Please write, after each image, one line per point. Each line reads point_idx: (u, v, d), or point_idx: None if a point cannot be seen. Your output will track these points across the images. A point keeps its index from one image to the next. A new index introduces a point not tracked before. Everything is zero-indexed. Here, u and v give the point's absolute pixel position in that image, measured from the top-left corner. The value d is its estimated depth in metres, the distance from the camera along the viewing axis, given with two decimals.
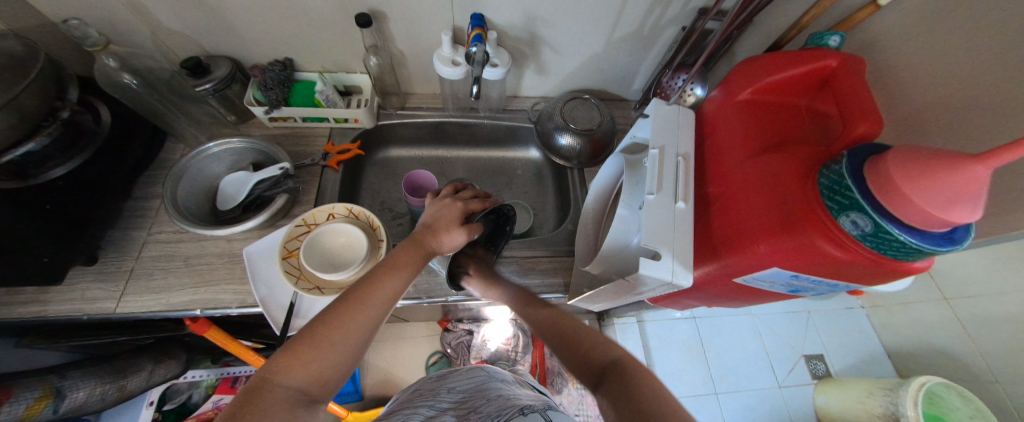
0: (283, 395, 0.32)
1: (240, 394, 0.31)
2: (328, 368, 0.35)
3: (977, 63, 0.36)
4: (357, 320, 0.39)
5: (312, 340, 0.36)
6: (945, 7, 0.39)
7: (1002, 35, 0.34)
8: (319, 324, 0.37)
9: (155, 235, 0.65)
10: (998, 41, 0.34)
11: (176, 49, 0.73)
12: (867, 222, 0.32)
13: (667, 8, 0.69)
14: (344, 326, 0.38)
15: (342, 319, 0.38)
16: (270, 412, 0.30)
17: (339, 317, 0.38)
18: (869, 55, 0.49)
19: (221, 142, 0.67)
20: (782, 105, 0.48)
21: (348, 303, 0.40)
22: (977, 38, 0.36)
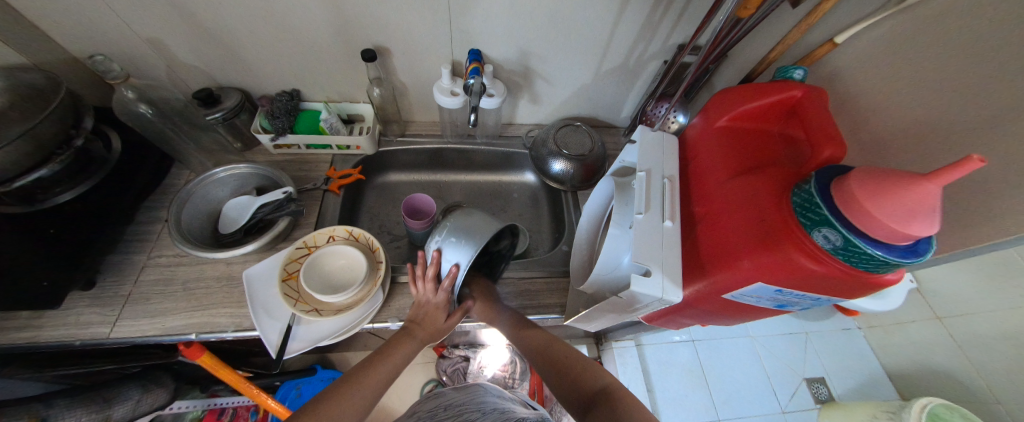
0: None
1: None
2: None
3: (925, 93, 0.40)
4: (352, 400, 0.47)
5: (320, 412, 0.44)
6: (893, 45, 0.44)
7: (943, 68, 0.38)
8: (325, 401, 0.46)
9: (155, 259, 0.66)
10: (940, 73, 0.39)
11: (190, 82, 0.77)
12: (837, 236, 0.35)
13: (649, 44, 0.76)
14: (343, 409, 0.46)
15: (341, 401, 0.46)
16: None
17: (338, 399, 0.47)
18: (831, 86, 0.54)
19: (228, 167, 0.70)
20: (756, 131, 0.52)
21: (343, 387, 0.49)
22: (921, 71, 0.41)
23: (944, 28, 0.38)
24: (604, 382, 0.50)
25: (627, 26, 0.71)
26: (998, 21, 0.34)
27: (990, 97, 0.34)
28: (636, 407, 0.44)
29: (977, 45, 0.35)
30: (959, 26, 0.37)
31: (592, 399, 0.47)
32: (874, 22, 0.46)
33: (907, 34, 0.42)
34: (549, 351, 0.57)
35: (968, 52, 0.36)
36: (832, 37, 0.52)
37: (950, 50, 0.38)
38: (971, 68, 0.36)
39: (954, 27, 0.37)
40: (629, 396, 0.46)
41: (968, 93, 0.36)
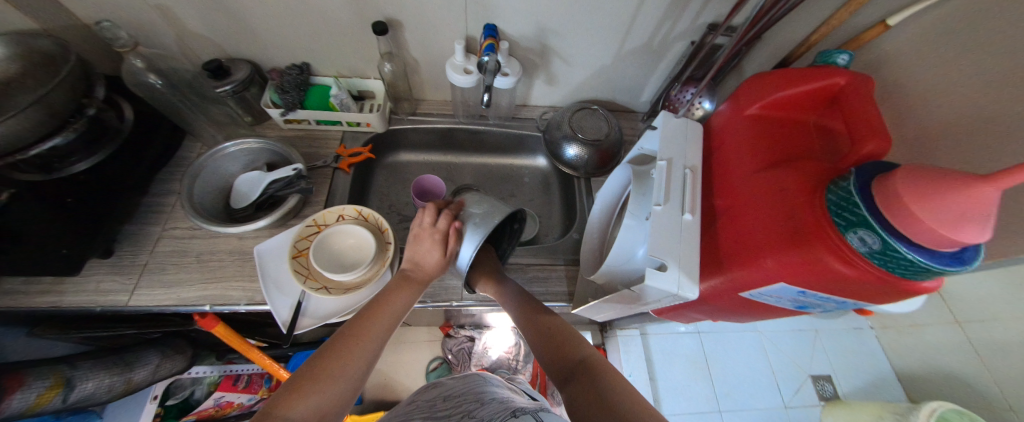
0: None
1: None
2: (324, 400, 0.37)
3: (986, 86, 0.36)
4: (353, 356, 0.41)
5: (310, 375, 0.37)
6: (955, 29, 0.40)
7: (1011, 58, 0.34)
8: (318, 360, 0.39)
9: (169, 230, 0.67)
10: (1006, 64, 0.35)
11: (199, 52, 0.75)
12: (875, 239, 0.33)
13: (677, 23, 0.71)
14: (338, 369, 0.39)
15: (339, 358, 0.40)
16: None
17: (334, 353, 0.40)
18: (878, 74, 0.49)
19: (238, 142, 0.69)
20: (789, 121, 0.48)
21: (341, 340, 0.42)
22: (985, 60, 0.36)
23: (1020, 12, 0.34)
24: (586, 352, 0.45)
25: (654, 2, 0.66)
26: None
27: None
28: (620, 383, 0.39)
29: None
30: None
31: (571, 372, 0.43)
32: (935, 2, 0.41)
33: (974, 16, 0.38)
34: (545, 326, 0.51)
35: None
36: (883, 19, 0.47)
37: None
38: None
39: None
40: (611, 369, 0.42)
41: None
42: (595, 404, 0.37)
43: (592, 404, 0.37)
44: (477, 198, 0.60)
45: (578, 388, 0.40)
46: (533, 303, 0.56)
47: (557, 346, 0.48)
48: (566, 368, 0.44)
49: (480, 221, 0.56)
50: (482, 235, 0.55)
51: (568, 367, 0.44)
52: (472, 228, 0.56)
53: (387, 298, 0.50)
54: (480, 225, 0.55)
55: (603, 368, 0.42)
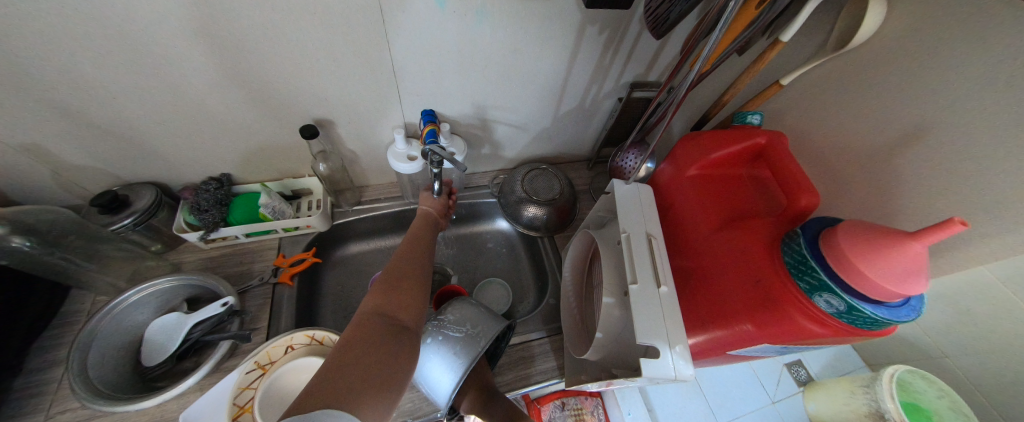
0: (375, 324, 0.44)
1: (349, 329, 0.43)
2: (394, 304, 0.47)
3: (882, 134, 0.43)
4: (415, 273, 0.54)
5: (387, 287, 0.50)
6: (841, 86, 0.47)
7: (895, 113, 0.41)
8: (389, 276, 0.52)
9: (55, 418, 0.52)
10: (894, 117, 0.41)
11: (86, 184, 0.64)
12: (840, 301, 0.35)
13: (603, 85, 0.76)
14: (398, 289, 0.50)
15: (405, 274, 0.53)
16: (370, 334, 0.42)
17: (401, 271, 0.53)
18: (784, 123, 0.56)
19: (141, 288, 0.58)
20: (724, 176, 0.52)
21: (404, 263, 0.55)
22: (874, 113, 0.43)
23: (893, 75, 0.41)
24: None
25: (580, 71, 0.71)
26: (953, 71, 0.36)
27: (955, 140, 0.36)
28: None
29: (928, 92, 0.38)
30: (908, 73, 0.40)
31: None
32: (817, 64, 0.48)
33: (854, 77, 0.45)
34: None
35: (921, 97, 0.39)
36: (776, 78, 0.55)
37: (900, 97, 0.40)
38: (930, 115, 0.38)
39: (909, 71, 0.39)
40: None
41: (931, 137, 0.38)
42: None
43: None
44: (461, 314, 0.56)
45: None
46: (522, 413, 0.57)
47: None
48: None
49: (462, 348, 0.51)
50: (464, 366, 0.49)
51: None
52: (453, 356, 0.51)
53: (410, 242, 0.61)
54: (462, 354, 0.50)
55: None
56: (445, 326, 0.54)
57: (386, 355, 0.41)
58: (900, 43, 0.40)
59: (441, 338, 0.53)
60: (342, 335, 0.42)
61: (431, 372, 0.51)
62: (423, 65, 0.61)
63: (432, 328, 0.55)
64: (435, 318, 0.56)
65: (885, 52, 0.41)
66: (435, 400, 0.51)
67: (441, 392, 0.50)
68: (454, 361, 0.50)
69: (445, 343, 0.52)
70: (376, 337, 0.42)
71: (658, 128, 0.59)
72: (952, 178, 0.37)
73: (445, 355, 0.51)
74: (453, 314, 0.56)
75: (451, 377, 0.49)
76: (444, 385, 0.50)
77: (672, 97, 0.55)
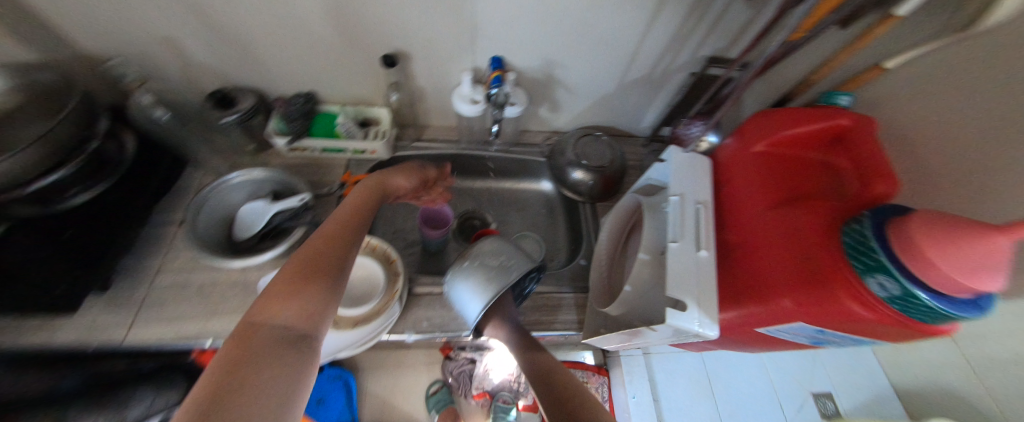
0: (267, 332, 0.33)
1: (228, 340, 0.31)
2: (294, 308, 0.36)
3: (983, 136, 0.39)
4: (325, 260, 0.42)
5: (291, 280, 0.38)
6: (949, 77, 0.42)
7: (997, 116, 0.37)
8: (302, 264, 0.41)
9: (169, 263, 0.66)
10: (995, 120, 0.37)
11: (204, 81, 0.75)
12: (895, 285, 0.33)
13: (677, 55, 0.73)
14: (305, 285, 0.38)
15: (313, 264, 0.41)
16: (262, 345, 0.32)
17: (314, 258, 0.42)
18: (876, 113, 0.51)
19: (244, 172, 0.69)
20: (796, 158, 0.50)
21: (315, 248, 0.43)
22: (977, 113, 0.39)
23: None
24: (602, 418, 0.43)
25: (656, 36, 0.69)
26: None
27: None
28: None
29: None
30: None
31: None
32: (926, 51, 0.44)
33: (963, 69, 0.40)
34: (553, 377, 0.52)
35: None
36: (879, 61, 0.49)
37: (1005, 101, 0.36)
38: None
39: None
40: None
41: None
42: None
43: None
44: (498, 246, 0.58)
45: None
46: (535, 346, 0.59)
47: (571, 407, 0.45)
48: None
49: (495, 275, 0.55)
50: (495, 292, 0.54)
51: None
52: (487, 281, 0.55)
53: (329, 228, 0.47)
54: (495, 281, 0.55)
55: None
56: (482, 254, 0.57)
57: (283, 366, 0.31)
58: None
59: (476, 265, 0.56)
60: (220, 348, 0.30)
61: (463, 289, 0.57)
62: (500, 10, 0.63)
63: (469, 254, 0.58)
64: (474, 247, 0.59)
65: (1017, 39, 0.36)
66: (466, 315, 0.58)
67: (473, 309, 0.56)
68: (486, 289, 0.54)
69: (481, 268, 0.56)
70: (270, 346, 0.32)
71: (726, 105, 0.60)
72: None
73: (479, 279, 0.55)
74: (491, 245, 0.58)
75: (482, 300, 0.55)
76: (476, 303, 0.55)
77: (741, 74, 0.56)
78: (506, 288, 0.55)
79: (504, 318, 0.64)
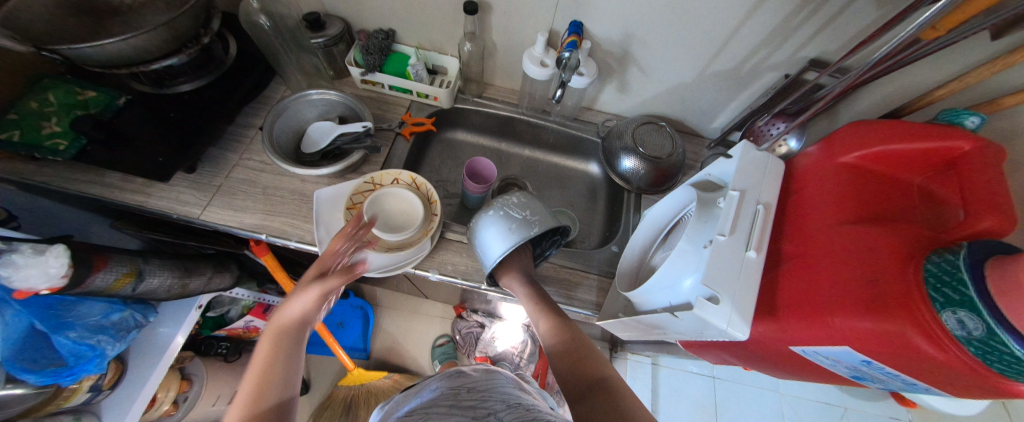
0: None
1: None
2: None
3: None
4: None
5: None
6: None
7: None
8: None
9: (244, 161, 0.74)
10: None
11: (301, 3, 0.81)
12: (978, 324, 0.29)
13: (774, 51, 0.66)
14: None
15: None
16: None
17: None
18: (1008, 147, 0.43)
19: (321, 91, 0.74)
20: (887, 178, 0.44)
21: None
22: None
23: None
24: (607, 371, 0.47)
25: (755, 24, 0.63)
26: None
27: None
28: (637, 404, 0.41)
29: None
30: None
31: (589, 389, 0.44)
32: None
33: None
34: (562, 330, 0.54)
35: None
36: None
37: None
38: None
39: None
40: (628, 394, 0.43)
41: None
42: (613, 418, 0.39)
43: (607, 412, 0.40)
44: (525, 200, 0.58)
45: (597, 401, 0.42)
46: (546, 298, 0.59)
47: (576, 358, 0.49)
48: (584, 384, 0.45)
49: (517, 227, 0.56)
50: (515, 242, 0.55)
51: (586, 382, 0.45)
52: (509, 232, 0.56)
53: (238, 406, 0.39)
54: (516, 232, 0.55)
55: (622, 394, 0.43)
56: (508, 205, 0.57)
57: None
58: None
59: (502, 213, 0.57)
60: None
61: (485, 234, 0.58)
62: None
63: (496, 203, 0.59)
64: (501, 197, 0.60)
65: None
66: (483, 259, 0.60)
67: (491, 255, 0.58)
68: (507, 237, 0.56)
69: (504, 218, 0.57)
70: None
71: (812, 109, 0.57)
72: None
73: (502, 228, 0.56)
74: (519, 198, 0.58)
75: (502, 246, 0.56)
76: (496, 250, 0.57)
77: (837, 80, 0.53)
78: (526, 241, 0.56)
79: (519, 270, 0.64)
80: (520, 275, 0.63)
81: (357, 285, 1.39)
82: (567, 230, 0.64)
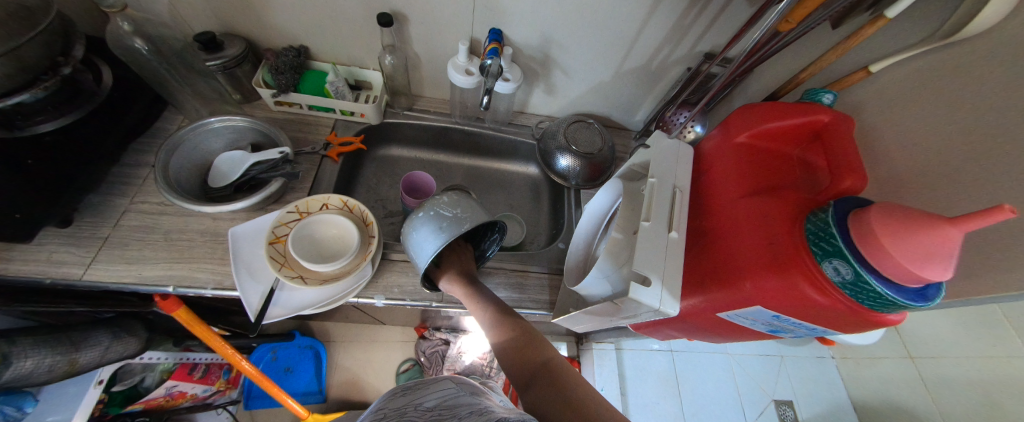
0: None
1: None
2: None
3: (939, 138, 0.40)
4: None
5: None
6: (916, 84, 0.44)
7: (955, 119, 0.38)
8: None
9: (138, 204, 0.64)
10: (951, 125, 0.39)
11: (192, 22, 0.72)
12: (848, 270, 0.34)
13: (676, 48, 0.73)
14: None
15: None
16: None
17: None
18: (856, 117, 0.52)
19: (224, 118, 0.67)
20: (773, 152, 0.50)
21: None
22: (930, 116, 0.41)
23: (978, 74, 0.37)
24: (549, 354, 0.52)
25: (656, 25, 0.69)
26: None
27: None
28: (578, 383, 0.47)
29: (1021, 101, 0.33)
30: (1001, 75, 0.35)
31: (535, 373, 0.49)
32: (909, 57, 0.44)
33: (932, 74, 0.42)
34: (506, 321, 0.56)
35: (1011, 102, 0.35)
36: (867, 64, 0.50)
37: (969, 105, 0.37)
38: (996, 127, 0.35)
39: (1002, 69, 0.35)
40: (569, 374, 0.49)
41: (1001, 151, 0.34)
42: (559, 400, 0.44)
43: (553, 397, 0.44)
44: (456, 198, 0.57)
45: (545, 388, 0.46)
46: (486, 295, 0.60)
47: (520, 349, 0.52)
48: (530, 371, 0.49)
49: (448, 225, 0.54)
50: (445, 240, 0.54)
51: (531, 369, 0.50)
52: (439, 231, 0.55)
53: None
54: (446, 231, 0.54)
55: (563, 371, 0.49)
56: (438, 205, 0.57)
57: None
58: (996, 48, 0.36)
59: (433, 214, 0.56)
60: None
61: (417, 237, 0.57)
62: None
63: (427, 204, 0.58)
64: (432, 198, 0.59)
65: (984, 50, 0.37)
66: (418, 262, 0.57)
67: (424, 257, 0.55)
68: (437, 236, 0.54)
69: (435, 218, 0.56)
70: None
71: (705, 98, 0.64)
72: (996, 196, 0.34)
73: (432, 228, 0.55)
74: (450, 197, 0.57)
75: (433, 246, 0.54)
76: (428, 251, 0.55)
77: (725, 68, 0.59)
78: (458, 238, 0.55)
79: (460, 273, 0.64)
80: (458, 277, 0.63)
81: (303, 323, 1.27)
82: (503, 226, 0.66)
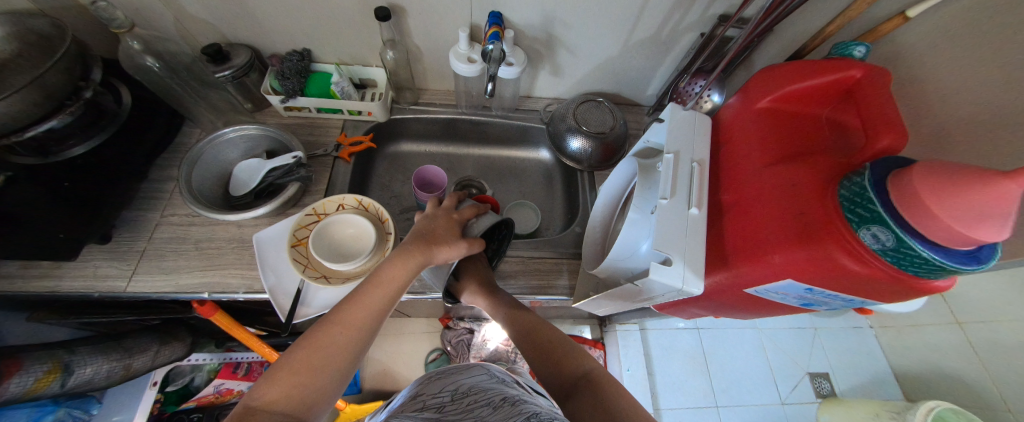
0: None
1: None
2: None
3: (992, 86, 0.36)
4: None
5: None
6: (964, 25, 0.39)
7: (1011, 63, 0.34)
8: None
9: (168, 217, 0.67)
10: (1007, 70, 0.35)
11: (199, 36, 0.74)
12: (888, 235, 0.31)
13: (687, 14, 0.69)
14: None
15: None
16: None
17: None
18: (894, 69, 0.48)
19: (238, 128, 0.69)
20: (800, 115, 0.47)
21: None
22: (981, 61, 0.37)
23: None
24: (588, 366, 0.49)
25: None
26: None
27: None
28: (619, 392, 0.45)
29: None
30: None
31: (574, 386, 0.47)
32: None
33: (982, 13, 0.37)
34: (538, 335, 0.56)
35: None
36: (903, 10, 0.46)
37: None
38: None
39: None
40: (614, 383, 0.46)
41: None
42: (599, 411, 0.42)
43: (592, 409, 0.43)
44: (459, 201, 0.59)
45: (583, 399, 0.45)
46: (518, 308, 0.59)
47: (556, 360, 0.51)
48: (568, 384, 0.48)
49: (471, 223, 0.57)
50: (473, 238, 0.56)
51: (570, 382, 0.48)
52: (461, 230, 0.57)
53: None
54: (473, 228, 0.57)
55: (603, 380, 0.47)
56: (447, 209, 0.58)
57: None
58: None
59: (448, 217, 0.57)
60: None
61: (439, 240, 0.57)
62: None
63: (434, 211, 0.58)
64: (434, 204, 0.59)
65: None
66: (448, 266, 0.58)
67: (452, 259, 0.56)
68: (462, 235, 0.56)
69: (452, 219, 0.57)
70: None
71: (721, 64, 0.60)
72: None
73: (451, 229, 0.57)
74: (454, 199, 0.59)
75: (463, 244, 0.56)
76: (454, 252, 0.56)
77: (741, 29, 0.55)
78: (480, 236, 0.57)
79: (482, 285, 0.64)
80: (480, 290, 0.63)
81: None
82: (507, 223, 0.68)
